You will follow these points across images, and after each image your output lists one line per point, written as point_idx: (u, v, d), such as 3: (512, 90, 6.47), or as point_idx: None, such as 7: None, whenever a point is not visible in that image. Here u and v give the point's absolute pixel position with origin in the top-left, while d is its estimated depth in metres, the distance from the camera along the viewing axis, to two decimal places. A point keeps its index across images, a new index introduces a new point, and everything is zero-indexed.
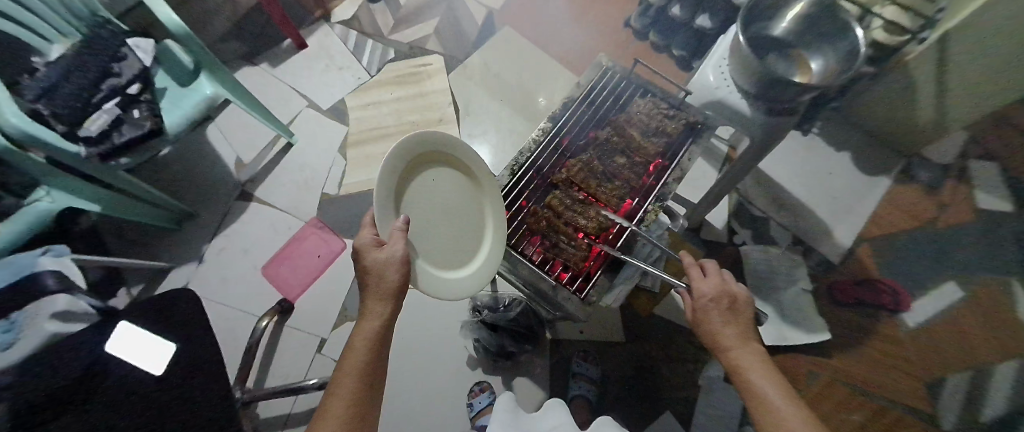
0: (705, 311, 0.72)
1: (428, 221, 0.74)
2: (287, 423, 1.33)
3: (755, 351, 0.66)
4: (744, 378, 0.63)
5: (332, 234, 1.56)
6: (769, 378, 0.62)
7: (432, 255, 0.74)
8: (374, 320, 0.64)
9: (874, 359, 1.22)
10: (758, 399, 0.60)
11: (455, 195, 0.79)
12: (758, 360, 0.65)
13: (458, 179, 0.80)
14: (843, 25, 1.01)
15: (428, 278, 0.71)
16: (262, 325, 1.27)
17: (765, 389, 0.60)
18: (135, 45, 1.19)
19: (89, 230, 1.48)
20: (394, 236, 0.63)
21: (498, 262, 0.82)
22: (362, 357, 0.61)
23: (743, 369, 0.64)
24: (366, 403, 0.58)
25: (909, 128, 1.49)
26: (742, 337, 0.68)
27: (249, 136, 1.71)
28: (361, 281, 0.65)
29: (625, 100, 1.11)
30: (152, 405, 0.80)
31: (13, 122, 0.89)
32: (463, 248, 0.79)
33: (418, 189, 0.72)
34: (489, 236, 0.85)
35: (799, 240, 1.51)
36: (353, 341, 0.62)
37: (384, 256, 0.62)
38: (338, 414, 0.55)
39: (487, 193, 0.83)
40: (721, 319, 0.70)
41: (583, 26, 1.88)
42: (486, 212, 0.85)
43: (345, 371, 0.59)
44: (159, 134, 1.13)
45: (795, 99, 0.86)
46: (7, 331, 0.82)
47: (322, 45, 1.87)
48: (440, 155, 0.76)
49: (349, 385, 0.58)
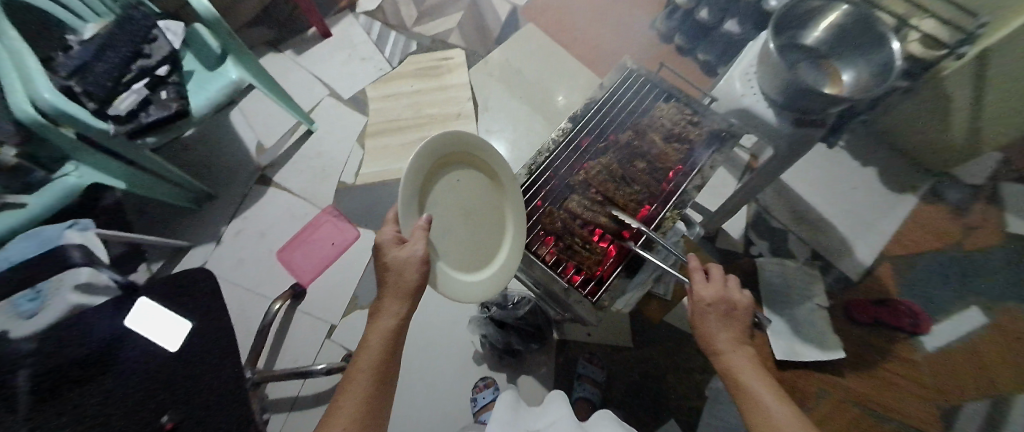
0: (703, 315, 0.73)
1: (450, 221, 0.74)
2: (294, 405, 1.35)
3: (748, 355, 0.68)
4: (740, 384, 0.66)
5: (347, 222, 1.58)
6: (761, 381, 0.65)
7: (452, 256, 0.74)
8: (390, 318, 0.66)
9: (881, 382, 1.25)
10: (754, 405, 0.62)
11: (477, 196, 0.78)
12: (752, 366, 0.67)
13: (481, 180, 0.80)
14: (880, 37, 0.97)
15: (446, 279, 0.71)
16: (274, 309, 1.27)
17: (762, 395, 0.62)
18: (166, 28, 1.22)
19: (113, 206, 1.52)
20: (416, 234, 0.62)
21: (517, 265, 0.82)
22: (375, 353, 0.64)
23: (740, 374, 0.66)
24: (376, 401, 0.61)
25: (940, 146, 1.44)
26: (738, 341, 0.70)
27: (270, 122, 1.73)
28: (381, 278, 0.66)
29: (648, 104, 1.10)
30: (165, 380, 0.82)
31: (44, 97, 0.91)
32: (483, 250, 0.79)
33: (441, 188, 0.72)
34: (509, 239, 0.84)
35: (817, 255, 1.47)
36: (369, 338, 0.65)
37: (406, 255, 0.62)
38: (349, 409, 0.59)
39: (508, 195, 0.83)
40: (718, 324, 0.72)
41: (607, 26, 1.86)
42: (506, 214, 0.85)
43: (360, 367, 0.63)
44: (185, 116, 1.15)
45: (824, 110, 0.86)
46: (33, 299, 0.85)
47: (346, 34, 1.88)
48: (463, 156, 0.76)
49: (362, 380, 0.61)
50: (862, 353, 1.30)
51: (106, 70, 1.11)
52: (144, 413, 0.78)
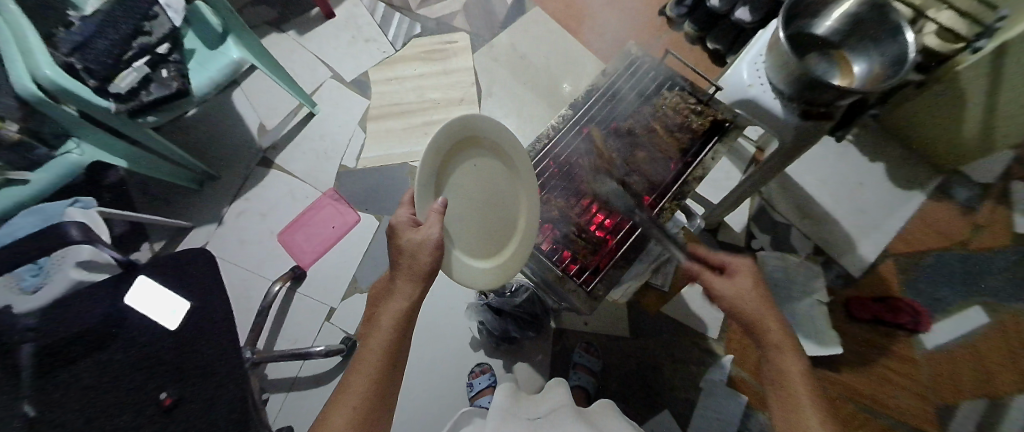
0: (744, 297, 0.72)
1: (466, 207, 0.73)
2: (293, 385, 1.37)
3: (782, 327, 0.69)
4: (775, 367, 0.68)
5: (347, 206, 1.58)
6: (792, 355, 0.67)
7: (465, 242, 0.74)
8: (402, 300, 0.65)
9: (879, 376, 1.29)
10: (785, 391, 0.65)
11: (493, 182, 0.77)
12: (792, 351, 0.68)
13: (498, 168, 0.78)
14: (896, 27, 0.93)
15: (459, 266, 0.71)
16: (274, 290, 1.31)
17: (794, 383, 0.65)
18: (167, 4, 1.16)
19: (118, 184, 1.53)
20: (430, 218, 0.62)
21: (527, 257, 0.80)
22: (385, 335, 0.64)
23: (775, 358, 0.68)
24: (386, 385, 0.62)
25: (952, 143, 1.40)
26: (778, 324, 0.70)
27: (271, 102, 1.72)
28: (394, 260, 0.66)
29: (652, 92, 1.06)
30: (161, 361, 0.83)
31: (45, 73, 0.91)
32: (496, 238, 0.78)
33: (458, 174, 0.71)
34: (521, 229, 0.82)
35: (819, 251, 1.45)
36: (381, 318, 0.65)
37: (420, 238, 0.62)
38: (358, 390, 0.60)
39: (524, 183, 0.81)
40: (758, 303, 0.71)
41: (616, 10, 1.82)
42: (522, 203, 0.83)
43: (369, 347, 0.63)
44: (185, 95, 1.15)
45: (833, 102, 0.83)
46: (37, 275, 0.91)
47: (350, 15, 1.85)
48: (482, 141, 0.75)
49: (371, 362, 0.62)
50: (865, 351, 1.33)
51: (107, 48, 1.08)
52: (145, 390, 0.79)
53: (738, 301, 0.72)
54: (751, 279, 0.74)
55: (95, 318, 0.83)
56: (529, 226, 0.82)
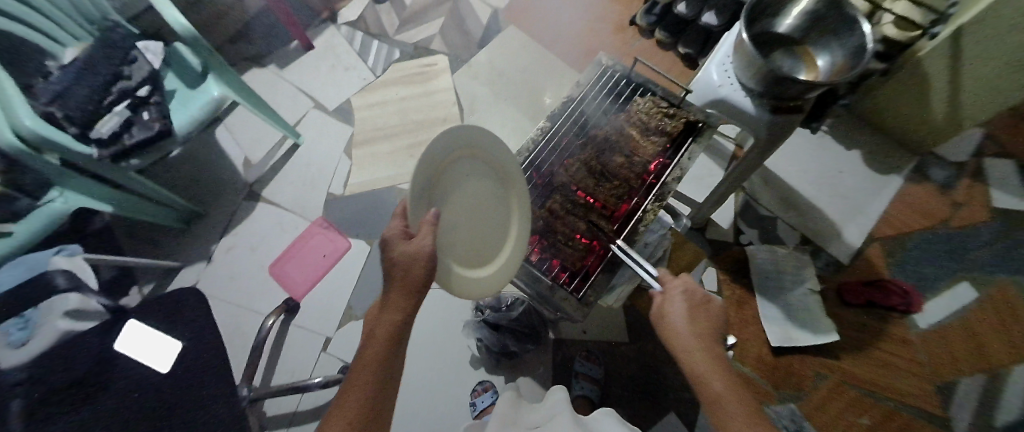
0: (682, 316, 0.75)
1: (458, 216, 0.73)
2: (293, 420, 1.34)
3: (709, 348, 0.70)
4: (698, 379, 0.67)
5: (337, 233, 1.58)
6: (718, 373, 0.66)
7: (459, 252, 0.74)
8: (396, 313, 0.65)
9: (879, 360, 1.26)
10: (715, 404, 0.63)
11: (484, 191, 0.78)
12: (711, 359, 0.68)
13: (489, 179, 0.79)
14: (852, 20, 0.97)
15: (457, 278, 0.72)
16: (268, 324, 1.29)
17: (720, 394, 0.63)
18: (145, 48, 1.22)
19: (102, 230, 1.52)
20: (423, 230, 0.62)
21: (518, 263, 0.82)
22: (380, 350, 0.64)
23: (697, 369, 0.68)
24: (382, 398, 0.62)
25: (922, 126, 1.45)
26: (701, 336, 0.72)
27: (256, 136, 1.73)
28: (389, 272, 0.65)
29: (625, 100, 1.10)
30: (152, 405, 0.81)
31: (26, 124, 0.91)
32: (488, 245, 0.79)
33: (451, 184, 0.71)
34: (512, 236, 0.84)
35: (806, 241, 1.48)
36: (376, 331, 0.65)
37: (415, 249, 0.61)
38: (353, 404, 0.60)
39: (516, 190, 0.83)
40: (680, 315, 0.75)
41: (587, 22, 1.88)
42: (512, 208, 0.84)
43: (365, 360, 0.63)
44: (168, 135, 1.14)
45: (801, 95, 0.85)
46: (23, 328, 0.88)
47: (329, 45, 1.88)
48: (474, 153, 0.75)
49: (366, 380, 0.61)
50: (860, 336, 1.30)
51: (86, 95, 1.11)
52: None
53: (676, 319, 0.75)
54: (685, 302, 0.76)
55: (82, 369, 0.81)
56: (521, 232, 0.84)
